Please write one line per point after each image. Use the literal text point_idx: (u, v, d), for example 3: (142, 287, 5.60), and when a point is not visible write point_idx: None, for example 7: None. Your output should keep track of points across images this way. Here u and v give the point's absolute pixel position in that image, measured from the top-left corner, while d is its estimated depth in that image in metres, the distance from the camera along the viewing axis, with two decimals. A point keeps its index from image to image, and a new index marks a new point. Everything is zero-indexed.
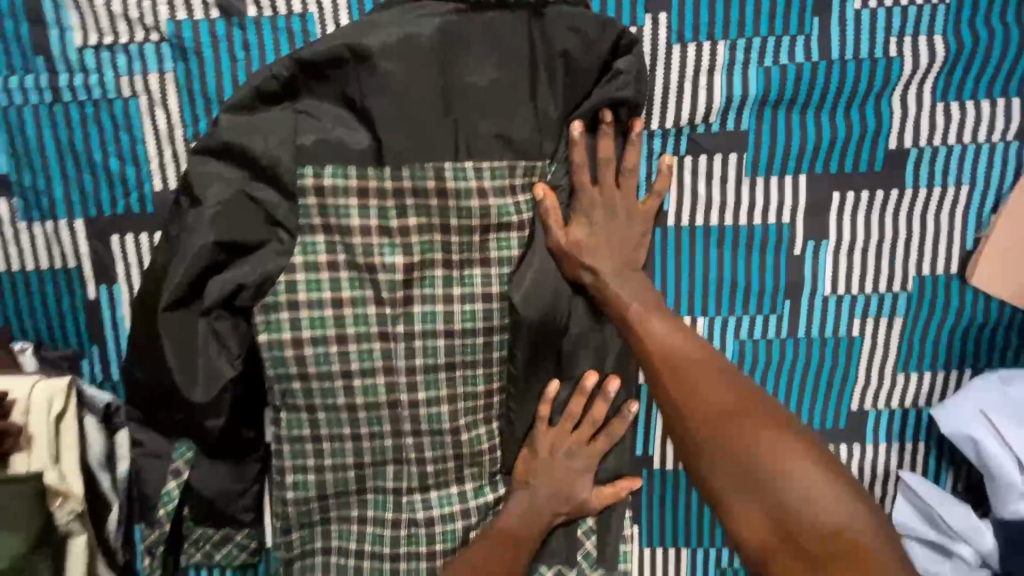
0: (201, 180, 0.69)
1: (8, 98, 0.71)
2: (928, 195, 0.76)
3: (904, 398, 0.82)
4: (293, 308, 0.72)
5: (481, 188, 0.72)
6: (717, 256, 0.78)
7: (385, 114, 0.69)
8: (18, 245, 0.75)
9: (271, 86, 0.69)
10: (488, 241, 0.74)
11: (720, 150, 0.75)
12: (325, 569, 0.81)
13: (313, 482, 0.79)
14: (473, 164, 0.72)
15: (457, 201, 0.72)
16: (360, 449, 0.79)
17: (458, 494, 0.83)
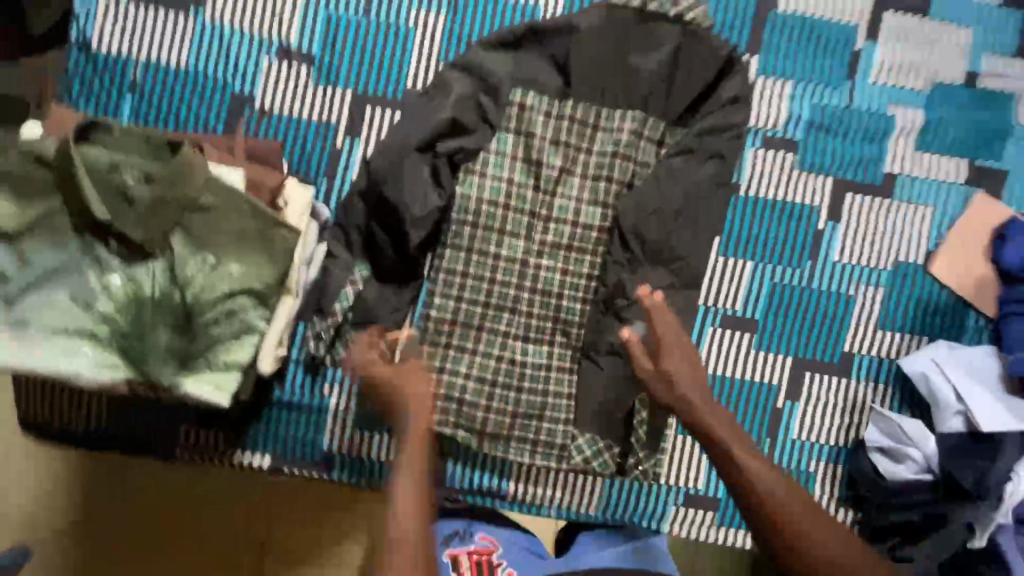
0: (449, 82, 1.05)
1: (335, 7, 1.09)
2: (908, 208, 1.14)
3: (881, 349, 1.14)
4: (482, 176, 1.06)
5: (621, 129, 1.08)
6: (765, 218, 1.13)
7: (576, 70, 1.07)
8: (303, 99, 1.09)
9: (507, 37, 1.06)
10: (620, 166, 1.09)
11: (779, 148, 1.14)
12: (439, 380, 1.07)
13: (450, 308, 1.07)
14: (620, 115, 1.08)
15: (601, 133, 1.08)
16: (491, 292, 1.07)
17: (548, 351, 1.09)
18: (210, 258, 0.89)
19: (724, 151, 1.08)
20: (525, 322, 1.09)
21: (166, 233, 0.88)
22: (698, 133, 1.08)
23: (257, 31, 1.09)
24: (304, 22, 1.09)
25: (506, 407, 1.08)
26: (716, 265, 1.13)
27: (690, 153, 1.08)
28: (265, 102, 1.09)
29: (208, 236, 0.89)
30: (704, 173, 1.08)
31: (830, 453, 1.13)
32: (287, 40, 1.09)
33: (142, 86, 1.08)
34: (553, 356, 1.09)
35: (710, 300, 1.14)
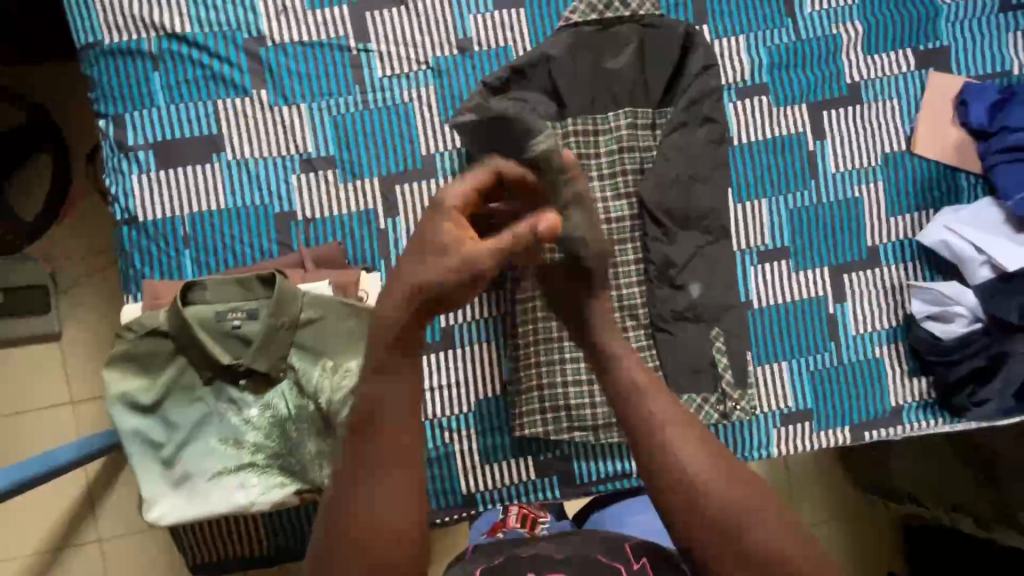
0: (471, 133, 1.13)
1: (337, 110, 1.19)
2: (877, 106, 1.28)
3: (899, 232, 1.28)
4: None
5: (621, 127, 1.21)
6: (765, 157, 1.26)
7: (563, 93, 1.20)
8: (338, 198, 1.19)
9: (497, 81, 1.18)
10: (630, 157, 1.22)
11: (755, 94, 1.27)
12: (542, 396, 1.18)
13: (531, 331, 1.19)
14: (612, 116, 1.21)
15: (601, 136, 1.22)
16: (562, 305, 1.19)
17: (625, 337, 1.22)
18: (329, 362, 0.99)
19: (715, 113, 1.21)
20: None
21: (286, 355, 0.98)
22: (686, 105, 1.21)
23: (276, 154, 1.19)
24: (315, 131, 1.19)
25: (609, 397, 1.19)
26: (738, 212, 1.26)
27: (684, 126, 1.21)
28: (305, 212, 1.19)
29: (321, 344, 0.99)
30: (703, 139, 1.21)
31: (888, 336, 1.27)
32: (306, 152, 1.19)
33: (195, 237, 1.18)
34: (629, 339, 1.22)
35: (744, 243, 1.27)
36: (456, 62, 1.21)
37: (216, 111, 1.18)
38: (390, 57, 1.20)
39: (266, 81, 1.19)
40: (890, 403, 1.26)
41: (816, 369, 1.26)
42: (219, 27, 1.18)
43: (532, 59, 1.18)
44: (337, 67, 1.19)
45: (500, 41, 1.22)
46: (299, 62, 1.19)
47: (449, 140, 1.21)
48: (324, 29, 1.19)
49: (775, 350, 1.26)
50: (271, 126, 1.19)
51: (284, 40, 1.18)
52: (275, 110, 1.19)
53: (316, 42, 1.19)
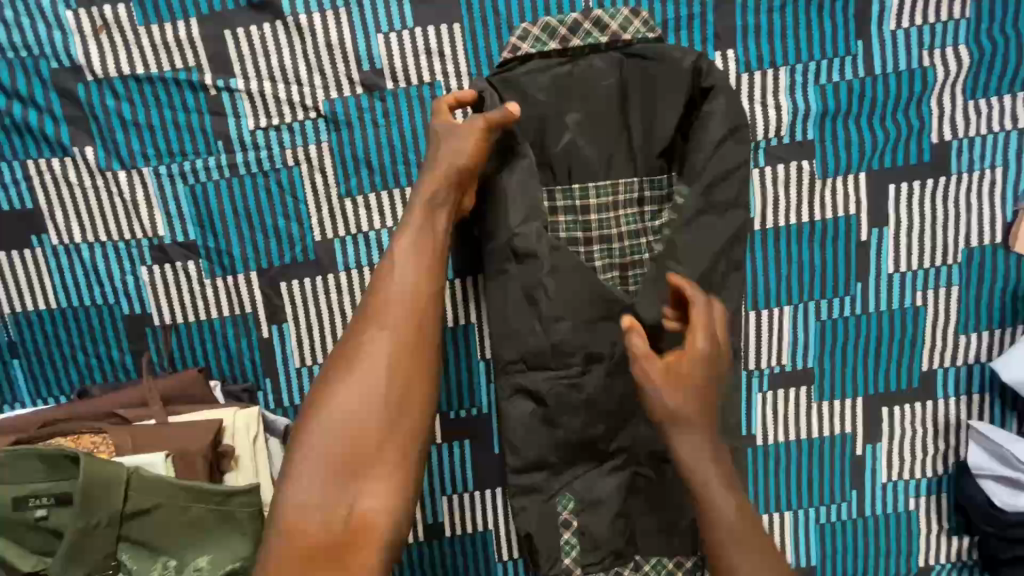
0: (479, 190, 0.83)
1: (194, 176, 0.85)
2: (969, 179, 0.89)
3: (967, 355, 0.94)
4: (455, 310, 0.94)
5: (615, 204, 0.87)
6: (798, 248, 0.90)
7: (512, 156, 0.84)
8: (205, 297, 0.89)
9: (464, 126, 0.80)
10: (626, 244, 0.88)
11: (793, 158, 0.88)
12: (473, 539, 0.99)
13: (461, 458, 0.97)
14: (611, 182, 0.86)
15: (596, 214, 0.87)
16: (485, 428, 0.97)
17: (577, 486, 0.86)
18: (171, 559, 0.75)
19: (742, 191, 0.81)
20: (561, 476, 0.86)
21: (114, 551, 0.74)
22: (703, 186, 0.79)
23: (117, 237, 0.87)
24: (166, 207, 0.86)
25: (570, 558, 0.86)
26: (750, 323, 0.93)
27: (702, 215, 0.80)
28: (164, 315, 0.89)
29: (160, 536, 0.75)
30: (726, 229, 0.82)
31: (929, 486, 0.97)
32: (156, 235, 0.87)
33: (19, 345, 0.89)
34: (611, 512, 0.86)
35: (755, 362, 0.94)
36: (359, 106, 0.85)
37: (28, 176, 0.85)
38: (264, 101, 0.84)
39: (91, 134, 0.84)
40: (918, 563, 0.99)
41: (827, 522, 0.98)
42: (15, 53, 0.82)
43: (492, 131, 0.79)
44: (191, 114, 0.84)
45: (423, 75, 0.84)
46: (135, 107, 0.83)
47: (351, 221, 0.87)
48: (167, 55, 0.82)
49: (777, 497, 0.98)
50: (105, 197, 0.85)
51: (111, 73, 0.82)
52: (108, 175, 0.85)
53: (156, 76, 0.82)
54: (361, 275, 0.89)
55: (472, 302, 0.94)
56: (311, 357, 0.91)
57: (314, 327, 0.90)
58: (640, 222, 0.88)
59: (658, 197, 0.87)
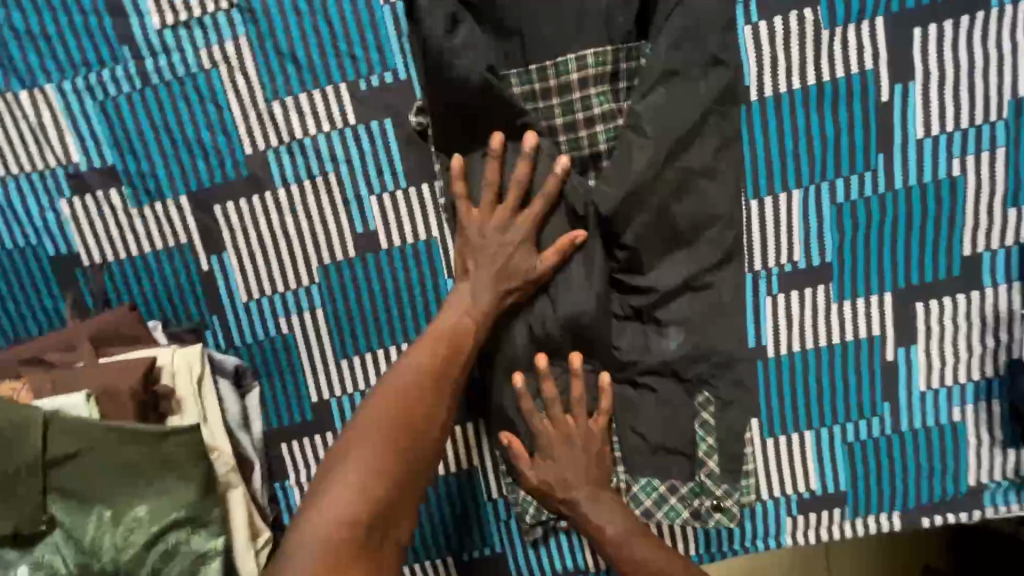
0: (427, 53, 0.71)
1: (103, 91, 0.76)
2: (1014, 13, 0.73)
3: (1018, 232, 0.79)
4: (411, 226, 0.80)
5: (583, 82, 0.74)
6: (805, 118, 0.76)
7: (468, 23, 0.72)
8: (133, 229, 0.80)
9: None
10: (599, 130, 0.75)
11: (792, 8, 0.74)
12: (457, 481, 0.89)
13: None
14: (572, 56, 0.73)
15: (560, 95, 0.74)
16: None
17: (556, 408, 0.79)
18: (106, 509, 0.67)
19: (730, 47, 0.72)
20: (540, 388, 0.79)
21: (43, 504, 0.66)
22: (670, 44, 0.71)
23: (28, 168, 0.78)
24: (77, 129, 0.77)
25: None
26: (751, 213, 0.79)
27: (673, 77, 0.71)
28: (92, 254, 0.80)
29: (91, 484, 0.67)
30: (710, 91, 0.72)
31: (978, 391, 0.84)
32: (71, 162, 0.78)
33: None
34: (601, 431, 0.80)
35: (763, 260, 0.81)
36: None
37: None
38: None
39: None
40: (967, 482, 0.86)
41: (856, 441, 0.86)
42: None
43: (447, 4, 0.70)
44: (88, 15, 0.74)
45: None
46: (27, 14, 0.73)
47: (283, 129, 0.77)
48: None
49: (797, 416, 0.85)
50: (9, 123, 0.77)
51: None
52: (8, 98, 0.76)
53: None
54: (301, 190, 0.79)
55: (428, 214, 0.80)
56: (258, 289, 0.82)
57: (258, 256, 0.81)
58: (613, 103, 0.75)
59: (633, 69, 0.74)
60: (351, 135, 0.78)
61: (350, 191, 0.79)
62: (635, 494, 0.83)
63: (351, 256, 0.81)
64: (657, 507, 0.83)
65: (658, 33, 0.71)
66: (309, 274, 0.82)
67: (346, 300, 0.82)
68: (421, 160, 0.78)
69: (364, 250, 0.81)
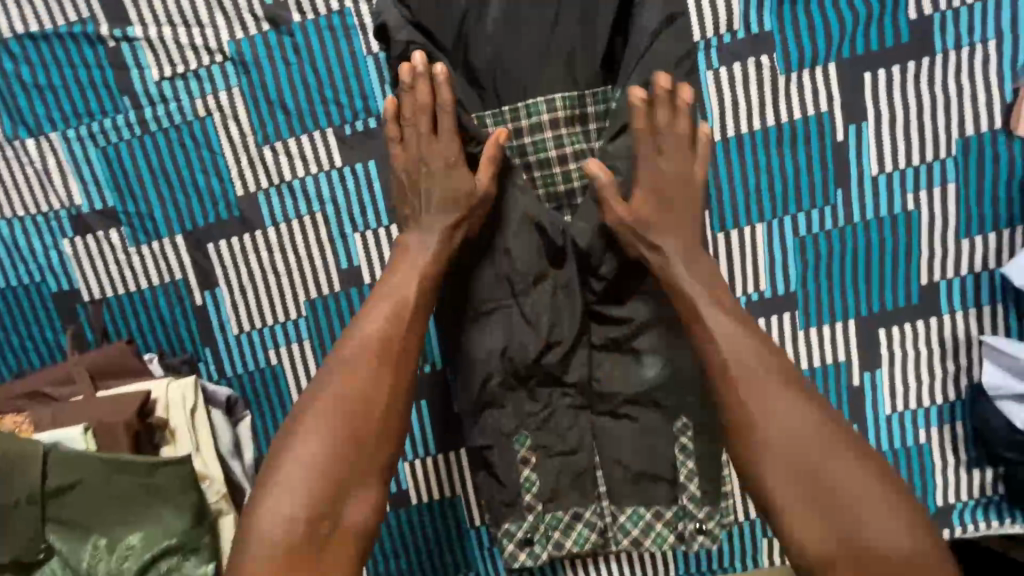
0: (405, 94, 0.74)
1: (104, 138, 0.81)
2: (957, 58, 0.78)
3: (972, 262, 0.83)
4: None
5: (554, 122, 0.78)
6: (766, 156, 0.81)
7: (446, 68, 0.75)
8: (131, 266, 0.84)
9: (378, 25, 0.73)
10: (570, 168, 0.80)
11: (750, 54, 0.79)
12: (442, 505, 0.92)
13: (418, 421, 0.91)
14: (544, 98, 0.78)
15: (532, 135, 0.79)
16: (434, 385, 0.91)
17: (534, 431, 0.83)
18: (101, 538, 0.70)
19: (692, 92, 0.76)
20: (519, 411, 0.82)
21: (41, 533, 0.69)
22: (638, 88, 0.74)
23: (32, 210, 0.83)
24: (79, 173, 0.82)
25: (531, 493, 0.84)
26: (718, 246, 0.84)
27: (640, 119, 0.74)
28: (92, 290, 0.85)
29: (88, 514, 0.70)
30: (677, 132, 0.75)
31: (941, 414, 0.87)
32: (73, 205, 0.82)
33: None
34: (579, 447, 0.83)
35: (731, 290, 0.85)
36: (266, 43, 0.78)
37: None
38: (165, 49, 0.78)
39: None
40: (935, 502, 0.88)
41: None
42: None
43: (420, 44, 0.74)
44: (92, 69, 0.79)
45: (331, 4, 0.78)
46: (34, 68, 0.79)
47: (273, 171, 0.82)
48: (57, 7, 0.77)
49: None
50: (16, 169, 0.81)
51: (4, 36, 0.78)
52: (16, 145, 0.81)
53: (52, 33, 0.78)
54: (290, 228, 0.83)
55: None
56: (250, 321, 0.86)
57: (249, 290, 0.85)
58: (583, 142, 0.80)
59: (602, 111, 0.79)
60: (338, 176, 0.82)
61: (337, 229, 0.84)
62: (624, 523, 0.85)
63: (338, 289, 0.85)
64: (647, 537, 0.84)
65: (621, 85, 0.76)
66: (297, 307, 0.86)
67: (334, 331, 0.86)
68: None
69: (351, 284, 0.85)
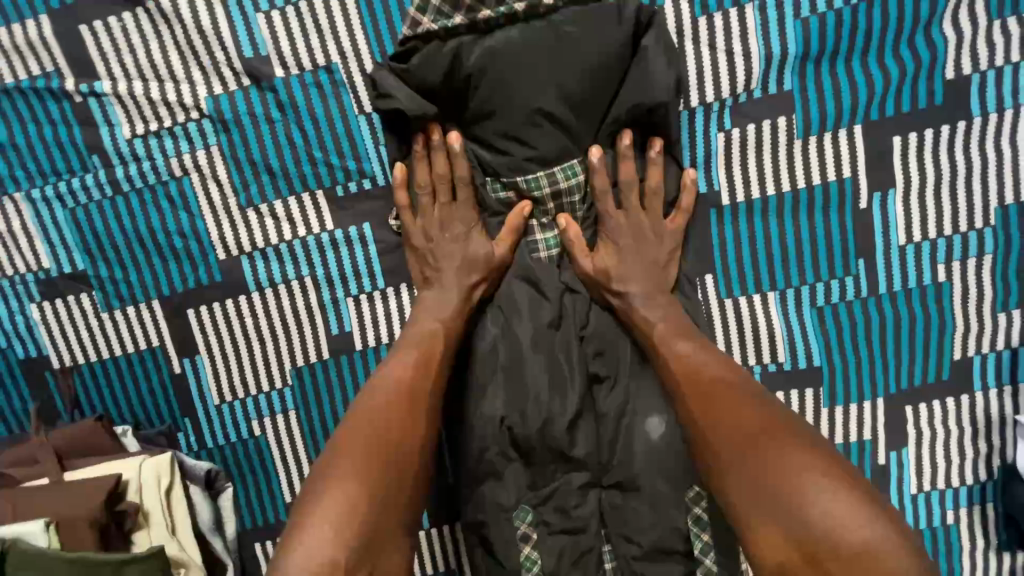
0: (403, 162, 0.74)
1: (73, 199, 0.75)
2: (997, 121, 0.72)
3: (1008, 336, 0.77)
4: (386, 328, 0.79)
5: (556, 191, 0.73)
6: (787, 223, 0.75)
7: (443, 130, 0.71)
8: (104, 333, 0.79)
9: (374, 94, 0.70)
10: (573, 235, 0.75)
11: (770, 115, 0.73)
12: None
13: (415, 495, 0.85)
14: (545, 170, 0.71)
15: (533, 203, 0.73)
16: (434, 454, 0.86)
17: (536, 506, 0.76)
18: None
19: None
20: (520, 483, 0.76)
21: None
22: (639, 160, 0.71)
23: None
24: (48, 236, 0.76)
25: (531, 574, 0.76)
26: (729, 315, 0.78)
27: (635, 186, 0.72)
28: (63, 358, 0.79)
29: None
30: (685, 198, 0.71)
31: (971, 494, 0.81)
32: (41, 269, 0.77)
33: None
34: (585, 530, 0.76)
35: (747, 361, 0.79)
36: (245, 99, 0.72)
37: None
38: (138, 105, 0.72)
39: None
40: None
41: None
42: None
43: (403, 100, 0.68)
44: (59, 127, 0.73)
45: (316, 58, 0.71)
46: None
47: (256, 234, 0.76)
48: (21, 61, 0.71)
49: None
50: None
51: None
52: None
53: (15, 89, 0.72)
54: (274, 293, 0.78)
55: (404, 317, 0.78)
56: (231, 391, 0.80)
57: (230, 358, 0.80)
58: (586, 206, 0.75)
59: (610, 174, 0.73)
60: (325, 239, 0.76)
61: (325, 294, 0.78)
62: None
63: (327, 358, 0.80)
64: None
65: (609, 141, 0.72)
66: (283, 376, 0.80)
67: (321, 402, 0.81)
68: (397, 264, 0.77)
69: (339, 352, 0.79)
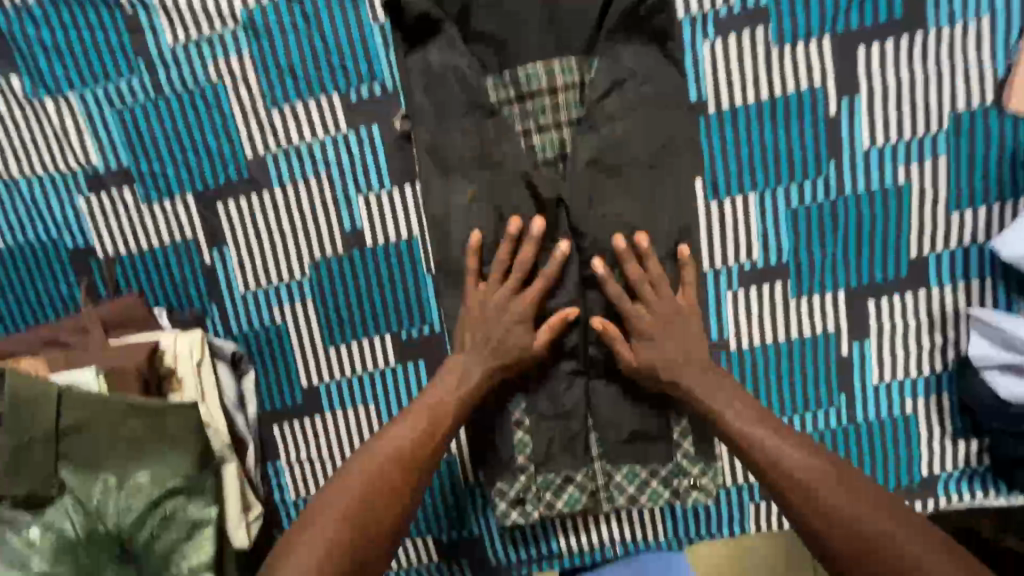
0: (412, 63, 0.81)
1: (120, 100, 0.84)
2: (950, 34, 0.79)
3: (961, 235, 0.84)
4: (395, 223, 0.87)
5: (552, 87, 0.81)
6: (759, 127, 0.83)
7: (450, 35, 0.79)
8: (143, 225, 0.88)
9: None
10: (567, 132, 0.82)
11: (745, 28, 0.81)
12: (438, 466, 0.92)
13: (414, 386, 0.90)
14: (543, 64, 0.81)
15: (532, 100, 0.81)
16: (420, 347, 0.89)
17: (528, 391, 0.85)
18: (111, 475, 0.74)
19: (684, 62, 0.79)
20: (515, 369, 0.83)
21: (56, 469, 0.73)
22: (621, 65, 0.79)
23: (51, 169, 0.86)
24: (96, 133, 0.85)
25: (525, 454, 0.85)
26: (706, 213, 0.85)
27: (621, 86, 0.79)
28: (106, 247, 0.88)
29: (100, 452, 0.74)
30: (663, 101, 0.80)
31: (928, 385, 0.88)
32: (89, 164, 0.86)
33: None
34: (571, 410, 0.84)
35: (723, 257, 0.87)
36: (276, 11, 0.82)
37: None
38: (180, 15, 0.82)
39: (17, 65, 0.84)
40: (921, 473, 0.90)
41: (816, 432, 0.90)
42: None
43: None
44: (110, 33, 0.82)
45: None
46: (55, 31, 0.82)
47: (280, 134, 0.85)
48: None
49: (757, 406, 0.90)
50: (36, 128, 0.85)
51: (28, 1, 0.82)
52: (36, 105, 0.84)
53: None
54: (295, 189, 0.86)
55: (411, 212, 0.86)
56: (256, 281, 0.89)
57: (255, 250, 0.88)
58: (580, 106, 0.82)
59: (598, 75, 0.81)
60: (342, 139, 0.85)
61: (340, 191, 0.86)
62: (619, 482, 0.87)
63: (341, 251, 0.88)
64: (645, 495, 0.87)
65: (606, 48, 0.80)
66: (302, 268, 0.89)
67: (336, 292, 0.89)
68: (405, 163, 0.85)
69: (352, 245, 0.88)
